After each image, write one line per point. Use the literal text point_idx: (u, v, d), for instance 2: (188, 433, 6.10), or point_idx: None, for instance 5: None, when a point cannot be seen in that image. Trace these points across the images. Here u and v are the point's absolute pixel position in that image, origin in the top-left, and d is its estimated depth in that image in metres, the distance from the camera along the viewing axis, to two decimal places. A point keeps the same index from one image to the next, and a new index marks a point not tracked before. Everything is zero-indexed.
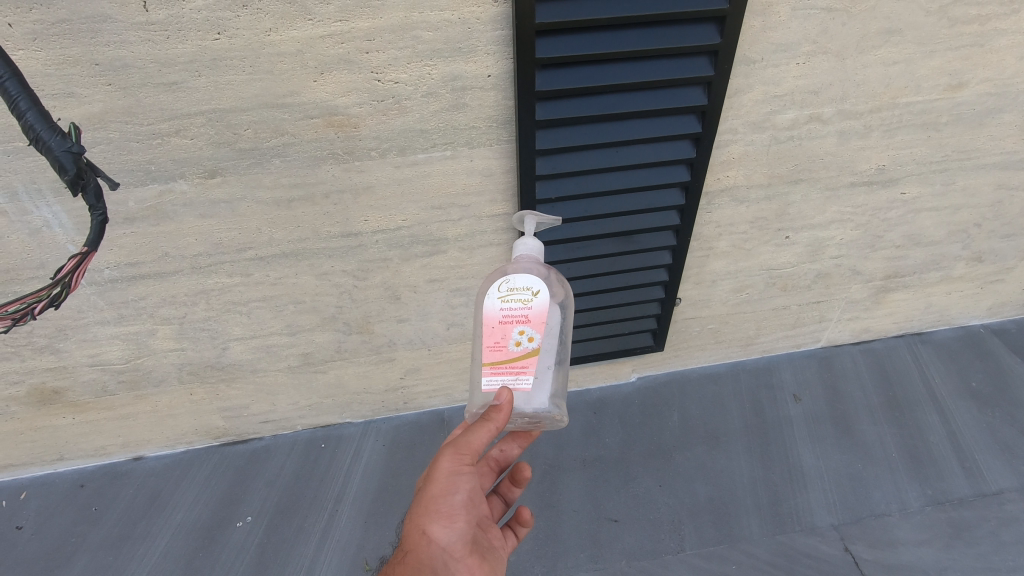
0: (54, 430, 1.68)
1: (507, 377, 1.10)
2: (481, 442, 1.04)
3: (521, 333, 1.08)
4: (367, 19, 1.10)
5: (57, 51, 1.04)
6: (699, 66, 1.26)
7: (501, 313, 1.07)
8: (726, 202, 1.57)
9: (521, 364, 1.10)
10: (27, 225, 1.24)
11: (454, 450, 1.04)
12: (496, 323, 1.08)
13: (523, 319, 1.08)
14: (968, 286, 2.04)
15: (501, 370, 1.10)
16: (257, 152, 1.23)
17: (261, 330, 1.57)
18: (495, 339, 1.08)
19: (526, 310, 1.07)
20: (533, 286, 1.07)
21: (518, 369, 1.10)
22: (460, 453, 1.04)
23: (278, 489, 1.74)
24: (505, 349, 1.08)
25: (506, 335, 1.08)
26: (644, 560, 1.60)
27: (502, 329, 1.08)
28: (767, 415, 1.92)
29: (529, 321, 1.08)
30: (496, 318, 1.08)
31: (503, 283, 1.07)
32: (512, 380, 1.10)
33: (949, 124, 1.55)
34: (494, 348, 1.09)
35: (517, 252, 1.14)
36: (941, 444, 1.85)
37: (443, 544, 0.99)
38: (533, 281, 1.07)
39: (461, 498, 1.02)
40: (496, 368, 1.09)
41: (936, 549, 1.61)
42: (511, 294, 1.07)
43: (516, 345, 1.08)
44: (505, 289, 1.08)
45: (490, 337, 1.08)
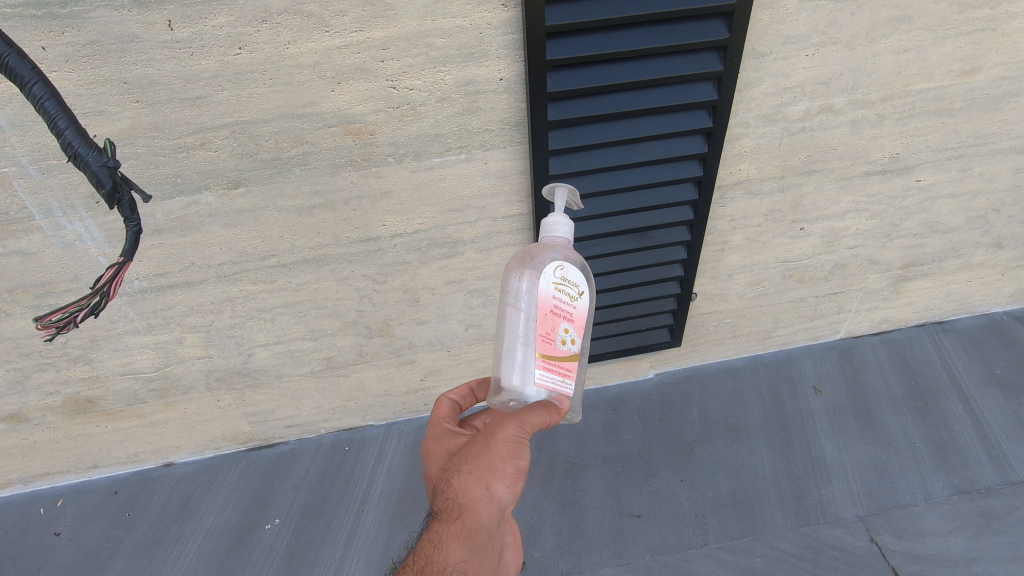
0: (88, 438, 1.73)
1: (556, 377, 1.04)
2: (544, 422, 0.99)
3: (568, 331, 1.05)
4: (381, 28, 1.13)
5: (88, 72, 1.08)
6: (708, 61, 1.27)
7: (553, 302, 1.04)
8: (740, 195, 1.58)
9: (568, 366, 1.06)
10: (62, 240, 1.29)
11: (518, 422, 0.98)
12: (548, 311, 1.04)
13: (571, 318, 1.06)
14: (989, 272, 2.01)
15: (551, 367, 1.03)
16: (279, 161, 1.27)
17: (285, 336, 1.60)
18: (546, 330, 1.03)
19: (573, 308, 1.06)
20: (581, 285, 1.07)
21: (565, 371, 1.06)
22: (526, 424, 0.98)
23: (306, 491, 1.78)
24: (556, 345, 1.04)
25: (554, 326, 1.04)
26: (668, 554, 1.61)
27: (552, 320, 1.04)
28: (788, 408, 1.92)
29: (574, 321, 1.07)
30: (547, 307, 1.04)
31: (559, 269, 1.04)
32: (559, 381, 1.05)
33: (963, 109, 1.55)
34: (546, 340, 1.03)
35: (553, 227, 1.09)
36: (966, 433, 1.83)
37: (499, 509, 0.96)
38: (583, 279, 1.08)
39: (523, 466, 0.98)
40: (546, 367, 1.04)
41: (965, 538, 1.60)
42: (563, 286, 1.05)
43: (564, 342, 1.04)
44: (562, 280, 1.05)
45: (544, 327, 1.03)
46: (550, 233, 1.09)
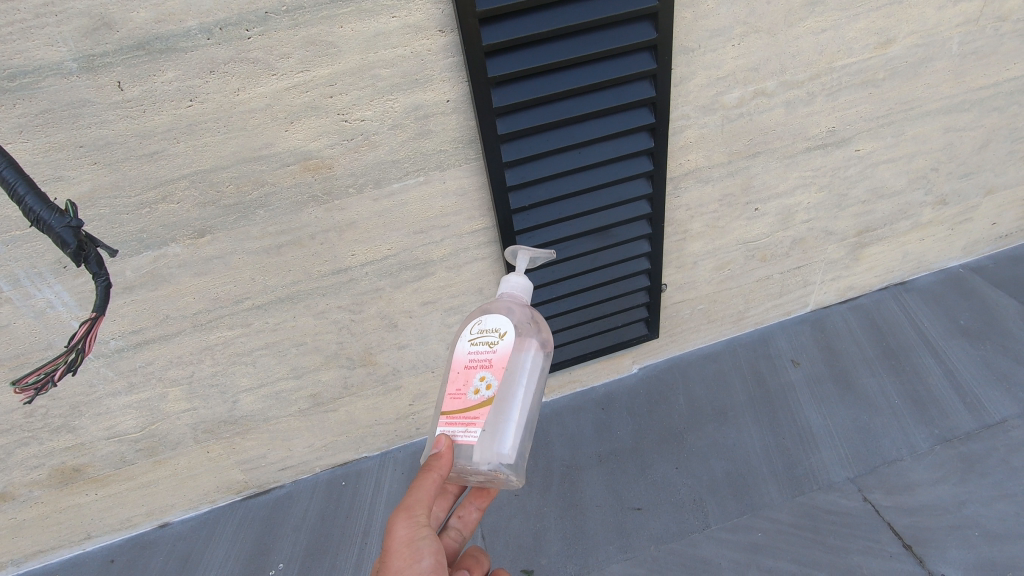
0: (79, 508, 1.70)
1: (460, 428, 1.03)
2: (429, 494, 0.96)
3: (483, 379, 1.03)
4: (326, 66, 1.17)
5: (43, 140, 1.10)
6: (641, 61, 1.34)
7: (468, 356, 1.06)
8: (693, 184, 1.64)
9: (472, 416, 1.02)
10: (32, 309, 1.29)
11: (406, 516, 0.94)
12: (464, 366, 1.07)
13: (487, 365, 1.04)
14: (939, 229, 2.11)
15: (455, 420, 1.03)
16: (242, 205, 1.29)
17: (269, 377, 1.61)
18: (458, 386, 1.05)
19: (492, 354, 1.04)
20: (500, 328, 1.05)
21: (470, 423, 1.01)
22: (411, 515, 0.94)
23: (306, 532, 1.77)
24: (465, 397, 1.03)
25: (468, 378, 1.04)
26: (672, 542, 1.63)
27: (467, 374, 1.05)
28: (770, 384, 1.97)
29: (493, 367, 1.03)
30: (463, 363, 1.07)
31: (475, 327, 1.08)
32: (461, 433, 1.02)
33: (886, 79, 1.64)
34: (455, 397, 1.05)
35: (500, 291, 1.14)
36: (940, 384, 1.90)
37: None
38: (502, 323, 1.05)
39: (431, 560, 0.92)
40: (452, 418, 1.04)
41: (953, 485, 1.66)
42: (480, 337, 1.06)
43: (475, 393, 1.03)
44: (476, 331, 1.07)
45: (454, 383, 1.06)
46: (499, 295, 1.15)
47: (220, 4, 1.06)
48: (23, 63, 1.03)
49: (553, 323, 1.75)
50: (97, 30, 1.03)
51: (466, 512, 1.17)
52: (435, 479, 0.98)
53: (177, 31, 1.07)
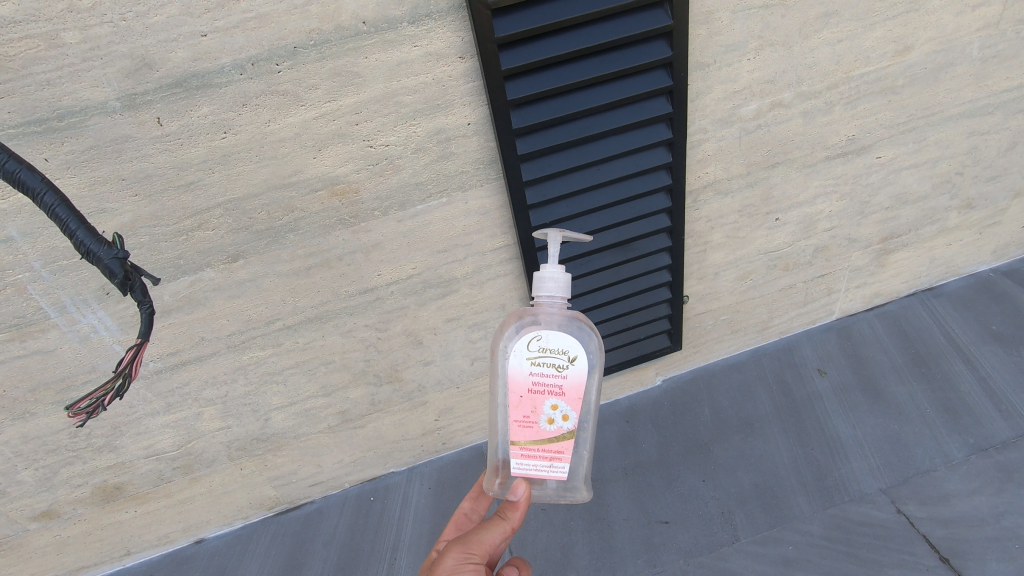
0: (119, 525, 1.75)
1: (541, 460, 1.20)
2: (491, 540, 1.08)
3: (558, 409, 1.15)
4: (352, 95, 1.22)
5: (89, 174, 1.17)
6: (657, 78, 1.36)
7: (533, 384, 1.14)
8: (712, 196, 1.65)
9: (554, 448, 1.19)
10: (77, 334, 1.35)
11: (462, 545, 1.06)
12: (528, 392, 1.15)
13: (558, 393, 1.15)
14: (967, 234, 2.08)
15: (534, 452, 1.19)
16: (273, 230, 1.34)
17: (299, 396, 1.65)
18: (528, 414, 1.16)
19: (561, 382, 1.14)
20: (568, 355, 1.13)
21: (552, 454, 1.19)
22: (468, 547, 1.06)
23: (337, 547, 1.80)
24: (540, 427, 1.16)
25: (538, 405, 1.15)
26: (701, 555, 1.62)
27: (534, 400, 1.15)
28: (796, 394, 1.95)
29: (563, 394, 1.15)
30: (527, 388, 1.15)
31: (532, 347, 1.13)
32: (545, 465, 1.20)
33: (906, 86, 1.64)
34: (528, 423, 1.16)
35: (542, 292, 1.14)
36: (974, 391, 1.87)
37: None
38: (563, 345, 1.13)
39: None
40: (531, 449, 1.19)
41: (990, 496, 1.62)
42: (547, 362, 1.13)
43: (550, 422, 1.16)
44: (540, 355, 1.13)
45: (522, 410, 1.15)
46: (542, 296, 1.15)
47: (252, 41, 1.11)
48: (71, 104, 1.09)
49: None
50: (138, 70, 1.09)
51: None
52: (505, 530, 1.09)
53: (211, 68, 1.12)
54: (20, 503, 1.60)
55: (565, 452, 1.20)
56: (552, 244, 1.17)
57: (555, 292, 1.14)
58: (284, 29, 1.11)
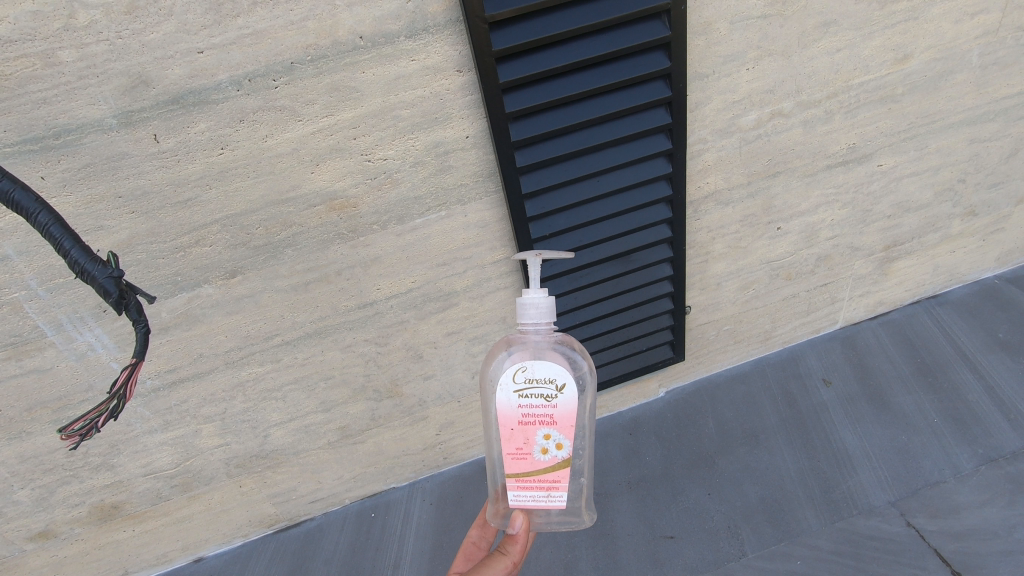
0: (117, 544, 1.73)
1: (538, 491, 1.20)
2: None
3: (549, 438, 1.16)
4: (350, 109, 1.21)
5: (85, 192, 1.16)
6: (656, 89, 1.36)
7: (522, 415, 1.15)
8: (713, 206, 1.64)
9: (550, 478, 1.19)
10: (74, 352, 1.34)
11: None
12: (518, 424, 1.16)
13: (549, 422, 1.15)
14: (970, 241, 2.06)
15: (530, 484, 1.20)
16: (271, 245, 1.33)
17: (298, 412, 1.63)
18: (520, 445, 1.17)
19: (550, 411, 1.15)
20: (555, 382, 1.13)
21: (549, 483, 1.20)
22: None
23: (338, 566, 1.77)
24: (533, 458, 1.17)
25: (529, 436, 1.16)
26: (708, 571, 1.60)
27: (525, 432, 1.16)
28: (801, 405, 1.93)
29: (554, 424, 1.16)
30: (517, 421, 1.16)
31: (518, 379, 1.14)
32: (543, 496, 1.21)
33: (906, 94, 1.63)
34: (521, 455, 1.17)
35: (526, 321, 1.14)
36: (981, 400, 1.84)
37: None
38: (551, 375, 1.13)
39: None
40: (528, 482, 1.20)
41: (1001, 508, 1.59)
42: (535, 392, 1.14)
43: (543, 453, 1.17)
44: (527, 386, 1.14)
45: (514, 442, 1.16)
46: (527, 326, 1.15)
47: (249, 57, 1.11)
48: (67, 122, 1.09)
49: None
50: (135, 88, 1.09)
51: None
52: (507, 565, 1.10)
53: (208, 84, 1.12)
54: (17, 523, 1.59)
55: (561, 481, 1.20)
56: (531, 269, 1.18)
57: (540, 317, 1.13)
58: (281, 44, 1.11)
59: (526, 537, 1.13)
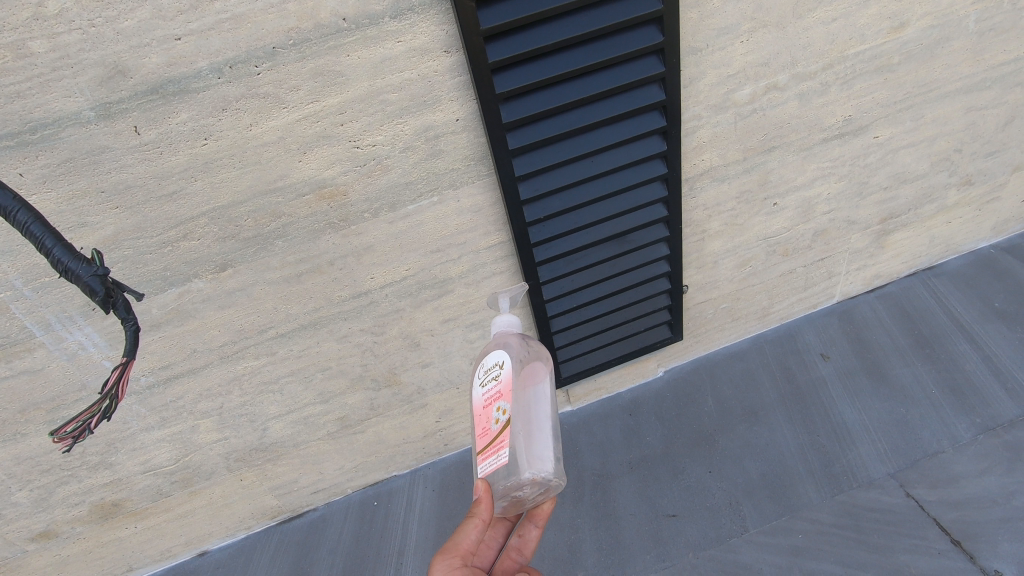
0: (119, 541, 1.73)
1: (493, 459, 1.12)
2: (468, 538, 1.05)
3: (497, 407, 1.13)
4: (335, 95, 1.18)
5: (67, 188, 1.13)
6: (649, 65, 1.33)
7: (482, 397, 1.18)
8: (708, 184, 1.62)
9: (500, 442, 1.11)
10: (65, 352, 1.32)
11: (444, 553, 1.04)
12: (481, 407, 1.18)
13: (498, 395, 1.14)
14: (966, 211, 2.05)
15: (486, 455, 1.12)
16: (261, 237, 1.31)
17: (296, 404, 1.62)
18: (480, 426, 1.16)
19: (497, 385, 1.15)
20: (498, 360, 1.17)
21: (500, 449, 1.11)
22: (450, 552, 1.04)
23: (342, 555, 1.78)
24: (489, 431, 1.14)
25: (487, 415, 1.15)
26: (711, 548, 1.61)
27: (485, 412, 1.16)
28: (800, 380, 1.93)
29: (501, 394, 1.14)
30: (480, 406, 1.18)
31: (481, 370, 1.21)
32: (496, 463, 1.12)
33: (902, 63, 1.60)
34: (480, 435, 1.15)
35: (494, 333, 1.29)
36: (978, 370, 1.85)
37: None
38: (500, 356, 1.18)
39: None
40: (484, 453, 1.13)
41: (1000, 476, 1.61)
42: (487, 376, 1.18)
43: (494, 422, 1.13)
44: (483, 373, 1.20)
45: (477, 424, 1.17)
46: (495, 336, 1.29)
47: (229, 44, 1.07)
48: (43, 115, 1.05)
49: (576, 332, 1.74)
50: (111, 78, 1.05)
51: (526, 531, 1.21)
52: (478, 524, 1.06)
53: (188, 73, 1.08)
54: (17, 524, 1.58)
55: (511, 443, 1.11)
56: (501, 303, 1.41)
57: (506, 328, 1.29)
58: (261, 29, 1.07)
59: (490, 496, 1.06)
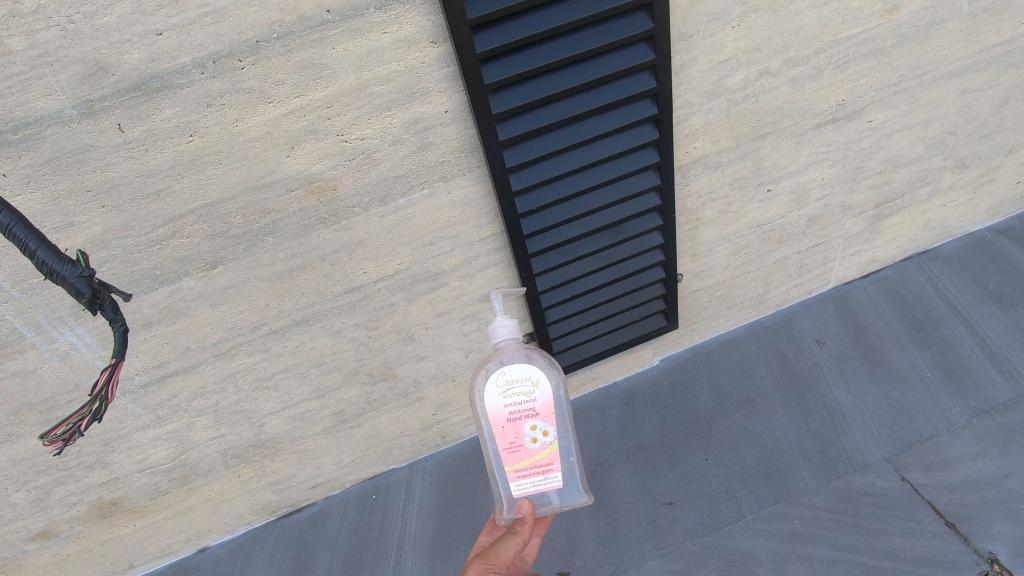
0: (119, 539, 1.73)
1: (536, 476, 1.20)
2: (509, 552, 1.12)
3: (536, 427, 1.17)
4: (322, 88, 1.17)
5: (51, 188, 1.12)
6: (640, 52, 1.31)
7: (508, 412, 1.16)
8: (701, 171, 1.61)
9: (545, 461, 1.20)
10: (56, 353, 1.31)
11: (483, 559, 1.09)
12: (507, 421, 1.16)
13: (533, 414, 1.17)
14: (961, 193, 2.04)
15: (528, 471, 1.19)
16: (251, 234, 1.30)
17: (292, 400, 1.62)
18: (511, 440, 1.17)
19: (532, 403, 1.16)
20: (532, 379, 1.15)
21: (545, 468, 1.20)
22: (490, 560, 1.09)
23: (342, 548, 1.79)
24: (524, 448, 1.17)
25: (519, 430, 1.17)
26: (708, 535, 1.62)
27: (515, 427, 1.17)
28: (796, 366, 1.93)
29: (539, 414, 1.17)
30: (505, 420, 1.16)
31: (500, 381, 1.15)
32: (541, 481, 1.21)
33: (896, 46, 1.59)
34: (513, 451, 1.17)
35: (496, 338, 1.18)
36: (973, 353, 1.86)
37: None
38: (530, 371, 1.15)
39: None
40: (524, 471, 1.19)
41: (994, 458, 1.62)
42: (513, 391, 1.15)
43: (533, 442, 1.17)
44: (504, 385, 1.15)
45: (506, 438, 1.16)
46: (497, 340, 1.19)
47: (212, 38, 1.06)
48: (24, 115, 1.04)
49: (571, 323, 1.73)
50: (92, 75, 1.03)
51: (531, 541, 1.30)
52: (519, 541, 1.13)
53: (170, 68, 1.07)
54: (16, 524, 1.58)
55: (555, 462, 1.21)
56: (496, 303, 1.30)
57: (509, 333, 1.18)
58: (243, 23, 1.06)
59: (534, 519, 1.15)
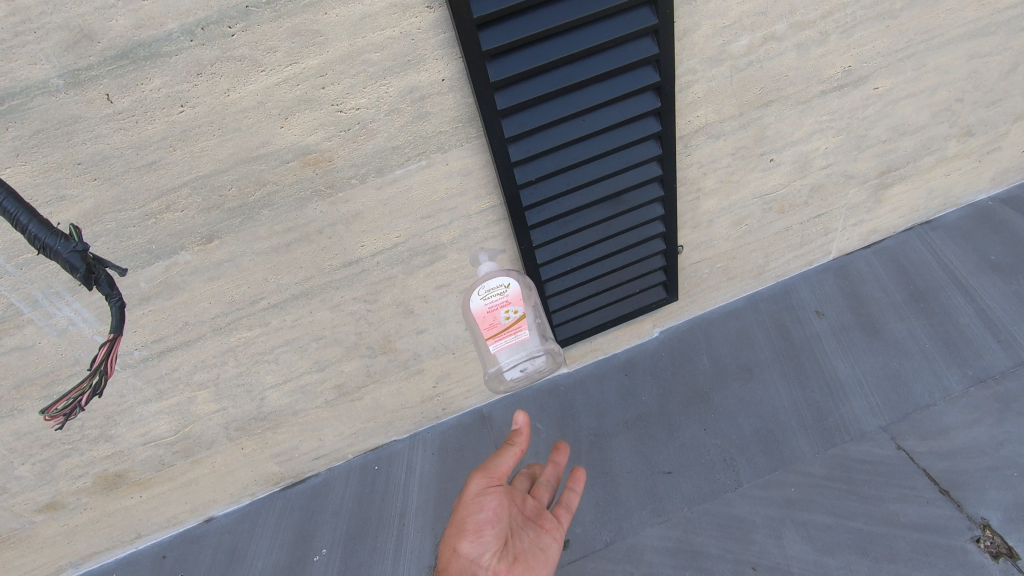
0: (126, 510, 1.76)
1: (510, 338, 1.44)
2: (506, 464, 1.09)
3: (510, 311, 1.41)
4: (315, 56, 1.13)
5: (40, 161, 1.10)
6: (642, 17, 1.27)
7: (485, 305, 1.40)
8: (703, 141, 1.58)
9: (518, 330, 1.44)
10: (55, 328, 1.31)
11: (481, 472, 1.08)
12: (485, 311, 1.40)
13: (506, 303, 1.41)
14: (966, 162, 2.02)
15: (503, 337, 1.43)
16: (246, 207, 1.28)
17: (292, 373, 1.63)
18: (489, 324, 1.41)
19: (504, 296, 1.40)
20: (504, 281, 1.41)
21: (516, 332, 1.44)
22: (488, 475, 1.08)
23: (346, 517, 1.82)
24: (500, 325, 1.41)
25: (496, 314, 1.41)
26: (705, 502, 1.64)
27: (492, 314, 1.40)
28: (795, 337, 1.94)
29: (511, 301, 1.40)
30: (483, 309, 1.40)
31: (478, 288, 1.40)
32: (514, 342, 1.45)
33: (905, 9, 1.54)
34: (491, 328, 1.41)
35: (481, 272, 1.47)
36: (971, 323, 1.86)
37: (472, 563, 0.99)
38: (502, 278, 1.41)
39: (487, 516, 1.02)
40: (500, 337, 1.43)
41: (989, 426, 1.63)
42: (489, 291, 1.40)
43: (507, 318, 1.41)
44: (483, 290, 1.40)
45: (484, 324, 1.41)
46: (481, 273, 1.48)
47: (199, 3, 1.02)
48: (9, 85, 1.01)
49: (571, 295, 1.72)
50: (78, 43, 1.00)
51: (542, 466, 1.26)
52: (515, 453, 1.10)
53: (158, 36, 1.03)
54: (23, 496, 1.60)
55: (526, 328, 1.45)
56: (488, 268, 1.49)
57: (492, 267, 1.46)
58: None
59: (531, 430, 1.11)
